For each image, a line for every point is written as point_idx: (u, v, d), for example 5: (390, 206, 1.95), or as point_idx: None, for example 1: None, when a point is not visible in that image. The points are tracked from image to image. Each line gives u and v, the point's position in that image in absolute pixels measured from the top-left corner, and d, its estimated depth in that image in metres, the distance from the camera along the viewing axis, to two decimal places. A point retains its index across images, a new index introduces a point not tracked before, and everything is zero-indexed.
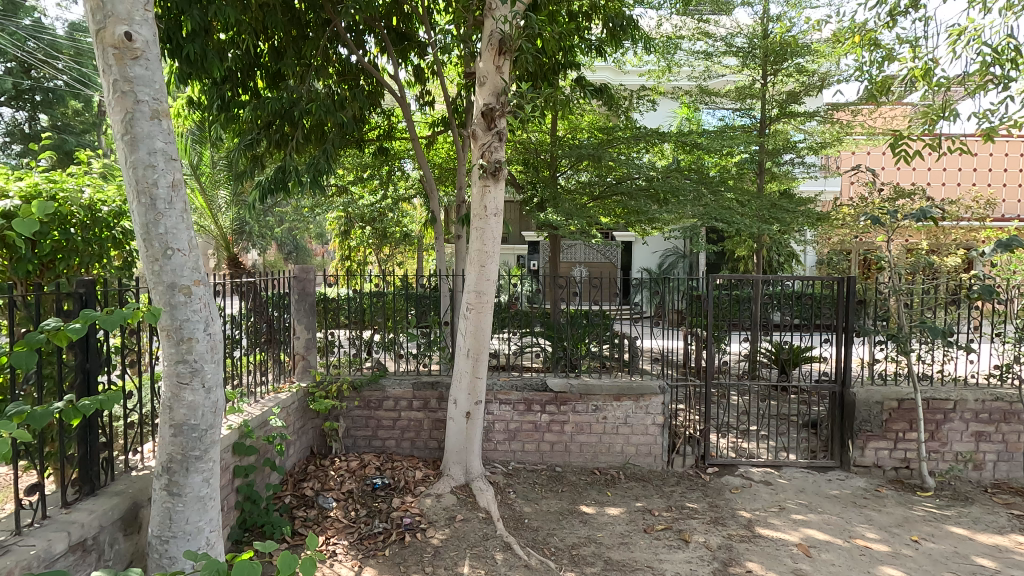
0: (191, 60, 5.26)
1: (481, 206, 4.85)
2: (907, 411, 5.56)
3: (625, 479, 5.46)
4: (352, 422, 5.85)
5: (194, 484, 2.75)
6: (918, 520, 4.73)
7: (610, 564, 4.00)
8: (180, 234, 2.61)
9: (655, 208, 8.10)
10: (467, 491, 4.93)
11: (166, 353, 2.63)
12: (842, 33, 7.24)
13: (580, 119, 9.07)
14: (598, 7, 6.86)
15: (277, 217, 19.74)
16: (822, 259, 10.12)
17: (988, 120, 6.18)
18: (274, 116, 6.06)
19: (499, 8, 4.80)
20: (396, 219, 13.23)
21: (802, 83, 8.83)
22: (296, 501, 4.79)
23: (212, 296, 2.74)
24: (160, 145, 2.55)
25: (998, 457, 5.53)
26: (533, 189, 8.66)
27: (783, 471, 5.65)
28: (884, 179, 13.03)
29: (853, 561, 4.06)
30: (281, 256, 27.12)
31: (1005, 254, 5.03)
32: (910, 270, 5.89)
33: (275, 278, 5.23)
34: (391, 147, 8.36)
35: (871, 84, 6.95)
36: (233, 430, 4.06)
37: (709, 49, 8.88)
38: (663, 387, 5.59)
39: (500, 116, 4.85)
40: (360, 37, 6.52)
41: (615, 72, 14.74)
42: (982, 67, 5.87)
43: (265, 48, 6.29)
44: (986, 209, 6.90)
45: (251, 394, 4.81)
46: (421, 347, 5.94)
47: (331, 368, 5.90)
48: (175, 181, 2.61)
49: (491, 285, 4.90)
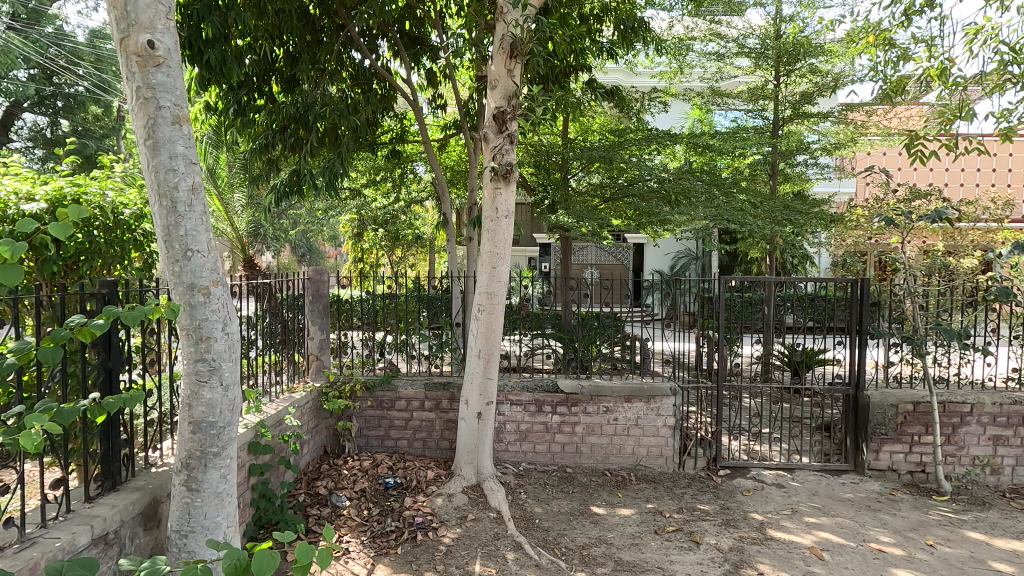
0: (211, 65, 5.40)
1: (493, 207, 4.91)
2: (922, 414, 5.50)
3: (636, 481, 5.47)
4: (365, 422, 5.91)
5: (212, 480, 2.81)
6: (934, 525, 4.68)
7: (621, 565, 4.01)
8: (199, 235, 2.67)
9: (667, 209, 8.10)
10: (478, 491, 4.96)
11: (186, 352, 2.70)
12: (856, 33, 7.20)
13: (592, 121, 9.11)
14: (609, 10, 6.88)
15: (291, 219, 19.99)
16: (837, 260, 9.99)
17: (1005, 119, 6.12)
18: (288, 120, 6.15)
19: (511, 12, 4.83)
20: (408, 221, 13.32)
21: (815, 84, 8.77)
22: (310, 499, 4.85)
23: (230, 296, 2.81)
24: (180, 149, 2.62)
25: (1017, 461, 5.45)
26: (544, 191, 8.73)
27: (796, 473, 5.62)
28: (900, 180, 12.89)
29: (867, 565, 4.03)
30: (294, 258, 27.36)
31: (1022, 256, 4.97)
32: (926, 271, 5.83)
33: (289, 279, 5.31)
34: (404, 150, 8.44)
35: (886, 84, 6.90)
36: (248, 429, 4.13)
37: (722, 51, 8.82)
38: (674, 389, 5.58)
39: (512, 119, 4.90)
40: (373, 41, 6.62)
41: (626, 74, 14.78)
42: (999, 66, 5.82)
43: (280, 53, 6.41)
44: (1005, 210, 6.78)
45: (266, 394, 4.89)
46: (433, 348, 6.02)
47: (345, 369, 5.98)
48: (195, 184, 2.68)
49: (503, 286, 4.93)
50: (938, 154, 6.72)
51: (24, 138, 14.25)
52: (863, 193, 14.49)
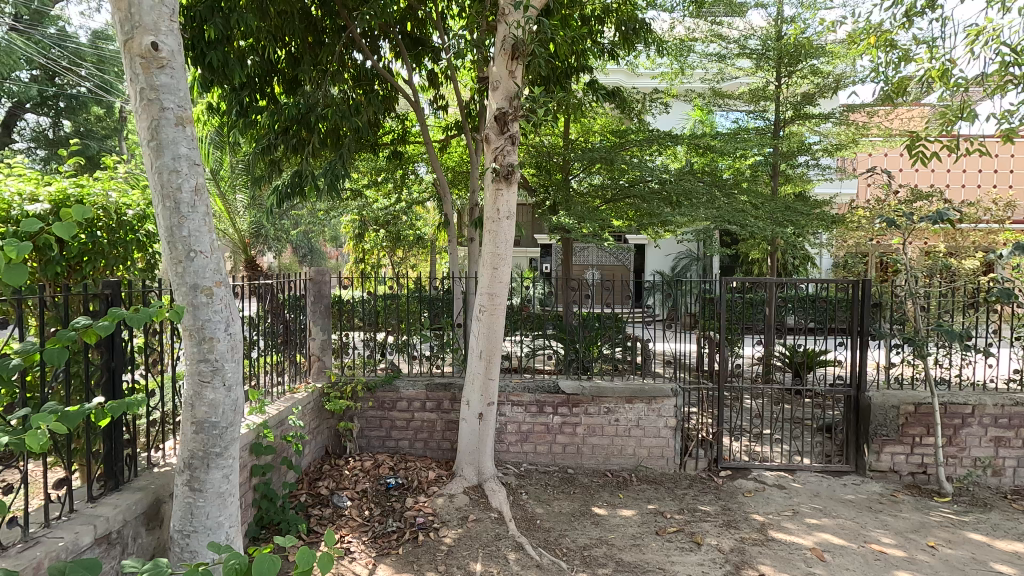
0: (213, 67, 5.42)
1: (494, 208, 4.91)
2: (923, 415, 5.50)
3: (637, 481, 5.47)
4: (366, 423, 5.92)
5: (214, 480, 2.82)
6: (935, 526, 4.68)
7: (622, 565, 4.01)
8: (202, 236, 2.69)
9: (668, 210, 8.10)
10: (479, 492, 4.97)
11: (189, 352, 2.71)
12: (857, 34, 7.20)
13: (593, 122, 9.14)
14: (610, 11, 6.90)
15: (293, 220, 20.00)
16: (838, 261, 9.98)
17: (1007, 121, 6.12)
18: (291, 121, 6.17)
19: (512, 13, 4.84)
20: (409, 222, 13.33)
21: (817, 85, 8.75)
22: (311, 499, 4.86)
23: (233, 296, 2.81)
24: (184, 150, 2.63)
25: (1018, 463, 5.45)
26: (545, 192, 8.87)
27: (797, 474, 5.63)
28: (902, 181, 12.89)
29: (868, 566, 4.03)
30: (295, 259, 27.39)
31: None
32: (927, 272, 5.82)
33: (291, 279, 5.33)
34: (405, 151, 8.45)
35: (888, 84, 6.91)
36: (250, 430, 4.14)
37: (723, 52, 8.84)
38: (675, 389, 5.58)
39: (513, 121, 4.91)
40: (374, 42, 6.63)
41: (628, 75, 14.80)
42: (1000, 68, 5.83)
43: (283, 54, 6.43)
44: (1006, 211, 6.77)
45: (268, 395, 4.91)
46: (434, 348, 6.03)
47: (346, 369, 6.00)
48: (198, 186, 2.69)
49: (504, 287, 4.94)
50: (939, 155, 6.72)
51: (26, 138, 14.29)
52: (864, 194, 14.48)
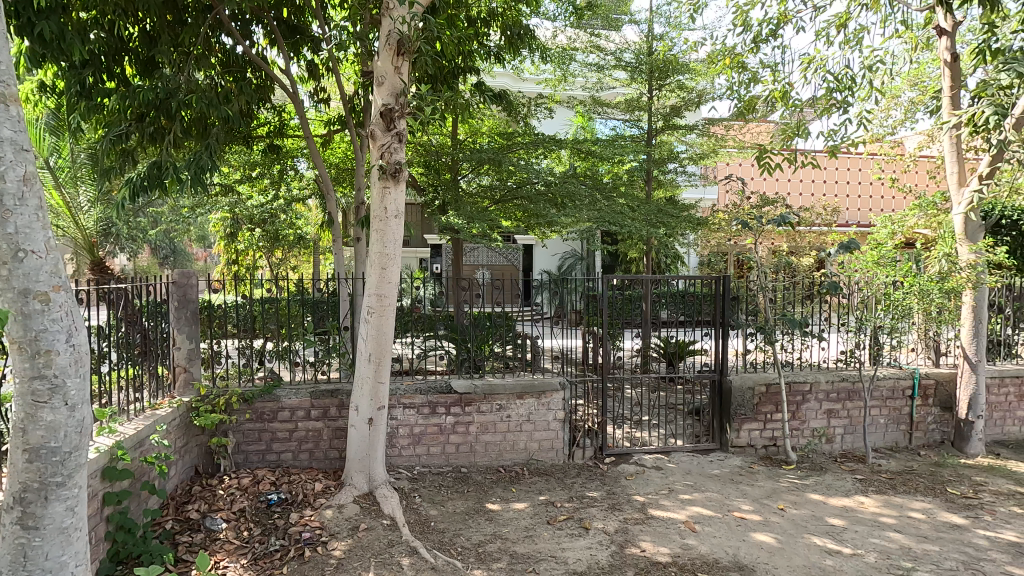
0: (45, 40, 4.69)
1: (382, 207, 4.78)
2: (773, 394, 6.25)
3: (528, 475, 5.62)
4: (243, 437, 5.47)
5: (55, 514, 2.45)
6: (784, 491, 5.33)
7: (516, 558, 4.10)
8: (34, 233, 2.31)
9: (554, 212, 8.43)
10: (371, 499, 4.82)
11: (18, 368, 2.33)
12: (715, 55, 8.01)
13: (481, 123, 9.25)
14: (496, 15, 7.03)
15: (151, 217, 17.96)
16: (703, 260, 11.01)
17: (832, 138, 7.16)
18: (146, 107, 5.53)
19: (397, 8, 4.74)
20: (290, 221, 12.54)
21: (683, 99, 9.58)
22: (179, 525, 4.40)
23: (76, 302, 2.46)
24: (6, 133, 2.25)
25: (845, 430, 6.38)
26: (435, 192, 8.75)
27: (672, 456, 6.13)
28: (753, 188, 14.52)
29: (731, 532, 4.49)
30: (156, 261, 24.61)
31: (846, 256, 5.84)
32: (775, 269, 6.63)
33: (150, 283, 4.78)
34: (283, 145, 7.94)
35: (740, 102, 7.76)
36: (101, 454, 3.65)
37: (601, 62, 9.38)
38: (563, 383, 5.83)
39: (400, 118, 4.81)
40: (246, 27, 6.15)
41: (514, 78, 15.16)
42: (827, 93, 6.79)
43: (135, 31, 5.74)
44: (833, 216, 7.89)
45: (124, 413, 4.36)
46: (319, 354, 5.73)
47: (218, 381, 5.50)
48: (27, 175, 2.31)
49: (393, 288, 4.82)
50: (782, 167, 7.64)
51: None
52: (724, 200, 16.11)
